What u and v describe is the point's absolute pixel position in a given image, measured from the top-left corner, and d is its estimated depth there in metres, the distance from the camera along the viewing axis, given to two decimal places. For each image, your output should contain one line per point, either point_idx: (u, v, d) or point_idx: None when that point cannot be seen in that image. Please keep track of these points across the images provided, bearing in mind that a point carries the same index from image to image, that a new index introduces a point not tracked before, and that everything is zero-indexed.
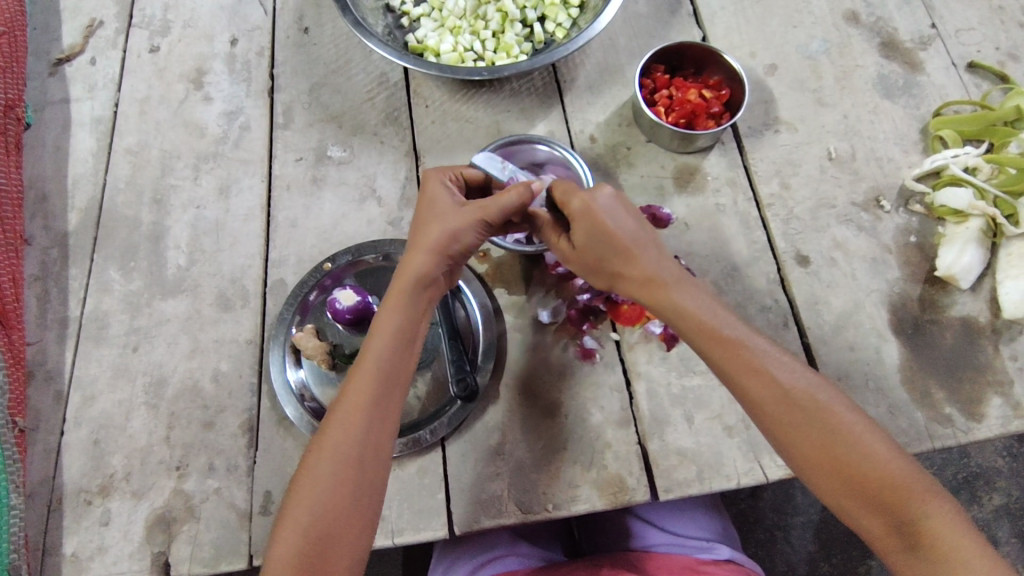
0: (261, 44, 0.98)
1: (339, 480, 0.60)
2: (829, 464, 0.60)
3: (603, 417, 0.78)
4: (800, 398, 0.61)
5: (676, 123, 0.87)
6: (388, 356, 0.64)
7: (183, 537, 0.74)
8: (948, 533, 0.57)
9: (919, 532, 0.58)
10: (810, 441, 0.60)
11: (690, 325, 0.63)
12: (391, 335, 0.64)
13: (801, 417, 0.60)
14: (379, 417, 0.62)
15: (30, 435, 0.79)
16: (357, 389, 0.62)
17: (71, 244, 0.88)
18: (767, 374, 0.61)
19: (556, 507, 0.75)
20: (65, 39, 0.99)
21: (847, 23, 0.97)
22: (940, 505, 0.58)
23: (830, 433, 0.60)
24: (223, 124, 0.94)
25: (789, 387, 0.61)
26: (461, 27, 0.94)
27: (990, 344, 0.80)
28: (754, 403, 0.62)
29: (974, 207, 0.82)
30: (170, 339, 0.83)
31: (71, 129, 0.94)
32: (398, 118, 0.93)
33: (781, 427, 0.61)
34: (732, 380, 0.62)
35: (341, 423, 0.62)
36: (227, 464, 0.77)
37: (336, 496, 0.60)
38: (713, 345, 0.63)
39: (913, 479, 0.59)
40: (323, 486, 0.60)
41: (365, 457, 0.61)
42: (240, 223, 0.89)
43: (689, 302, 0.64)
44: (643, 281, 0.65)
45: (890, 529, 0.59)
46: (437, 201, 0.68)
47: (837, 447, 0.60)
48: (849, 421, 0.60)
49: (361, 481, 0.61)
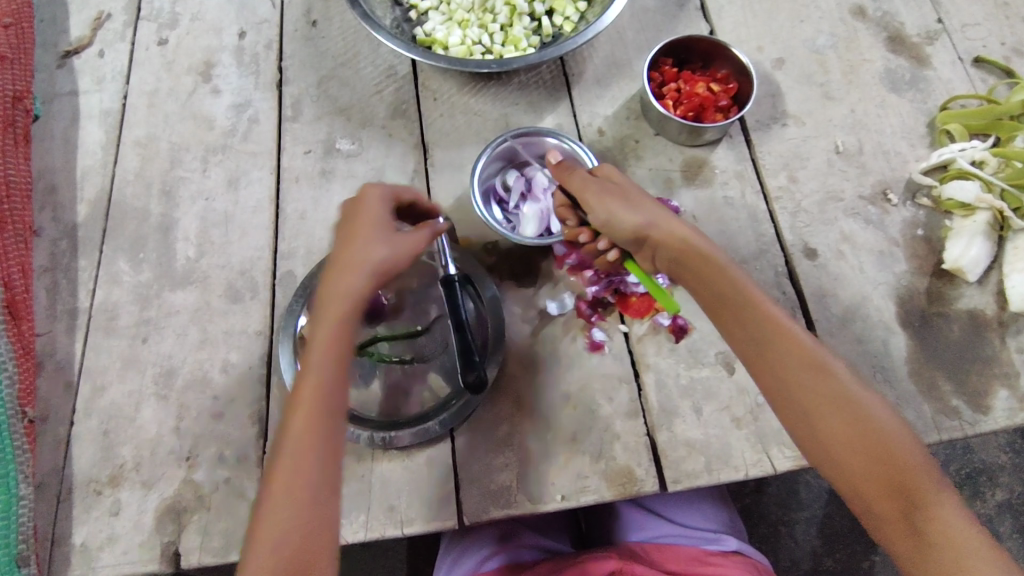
0: (269, 37, 0.98)
1: (293, 522, 0.56)
2: (852, 442, 0.60)
3: (612, 408, 0.79)
4: (831, 373, 0.61)
5: (685, 116, 0.87)
6: (328, 379, 0.59)
7: (192, 527, 0.74)
8: (954, 523, 0.57)
9: (928, 524, 0.57)
10: (831, 418, 0.60)
11: (717, 293, 0.65)
12: (331, 356, 0.60)
13: (817, 391, 0.61)
14: (325, 444, 0.58)
15: (40, 425, 0.79)
16: (298, 421, 0.58)
17: (80, 235, 0.88)
18: (797, 339, 0.63)
19: (565, 498, 0.75)
20: (74, 32, 0.99)
21: (854, 17, 0.98)
22: (949, 497, 0.58)
23: (852, 414, 0.60)
24: (232, 117, 0.94)
25: (821, 357, 0.62)
26: (469, 20, 0.94)
27: (996, 337, 0.81)
28: (782, 367, 0.62)
29: (982, 200, 0.83)
30: (180, 330, 0.83)
31: (80, 122, 0.94)
32: (406, 111, 0.93)
33: (807, 399, 0.61)
34: (761, 343, 0.63)
35: (289, 460, 0.57)
36: (236, 454, 0.77)
37: (296, 526, 0.56)
38: (731, 312, 0.65)
39: (924, 464, 0.59)
40: (281, 531, 0.55)
41: (322, 486, 0.57)
42: (248, 214, 0.89)
43: (731, 272, 0.65)
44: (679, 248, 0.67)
45: (901, 513, 0.58)
46: (365, 223, 0.65)
47: (857, 423, 0.60)
48: (872, 405, 0.61)
49: (316, 512, 0.56)
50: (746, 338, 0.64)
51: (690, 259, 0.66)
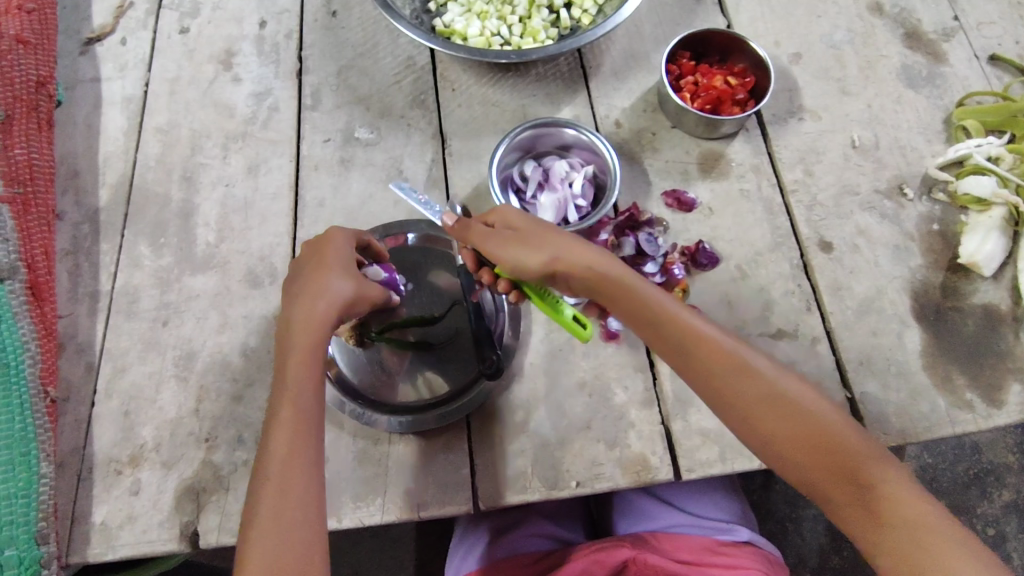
0: (289, 27, 0.99)
1: (285, 540, 0.56)
2: (793, 439, 0.60)
3: (627, 396, 0.79)
4: (755, 373, 0.62)
5: (702, 109, 0.88)
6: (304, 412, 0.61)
7: (211, 507, 0.75)
8: (907, 498, 0.58)
9: (881, 504, 0.58)
10: (768, 419, 0.61)
11: (640, 311, 0.65)
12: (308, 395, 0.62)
13: (751, 400, 0.62)
14: (309, 471, 0.59)
15: (61, 405, 0.80)
16: (280, 450, 0.59)
17: (102, 220, 0.89)
18: (718, 346, 0.63)
19: (580, 484, 0.76)
20: (97, 19, 1.00)
21: (871, 14, 0.98)
22: (895, 474, 0.59)
23: (790, 415, 0.61)
24: (252, 105, 0.95)
25: (745, 360, 0.63)
26: (488, 11, 0.95)
27: (1011, 332, 0.81)
28: (714, 379, 0.63)
29: (998, 195, 0.84)
30: (199, 314, 0.84)
31: (102, 108, 0.95)
32: (425, 101, 0.94)
33: (741, 404, 0.62)
34: (687, 356, 0.64)
35: (275, 486, 0.58)
36: (255, 436, 0.78)
37: (288, 539, 0.56)
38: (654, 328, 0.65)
39: (865, 445, 0.60)
40: (271, 553, 0.56)
41: (309, 496, 0.59)
42: (268, 201, 0.90)
43: (646, 288, 0.65)
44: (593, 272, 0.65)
45: (854, 499, 0.59)
46: (329, 258, 0.67)
47: (793, 419, 0.61)
48: (807, 403, 0.62)
49: (307, 523, 0.57)
50: (676, 353, 0.64)
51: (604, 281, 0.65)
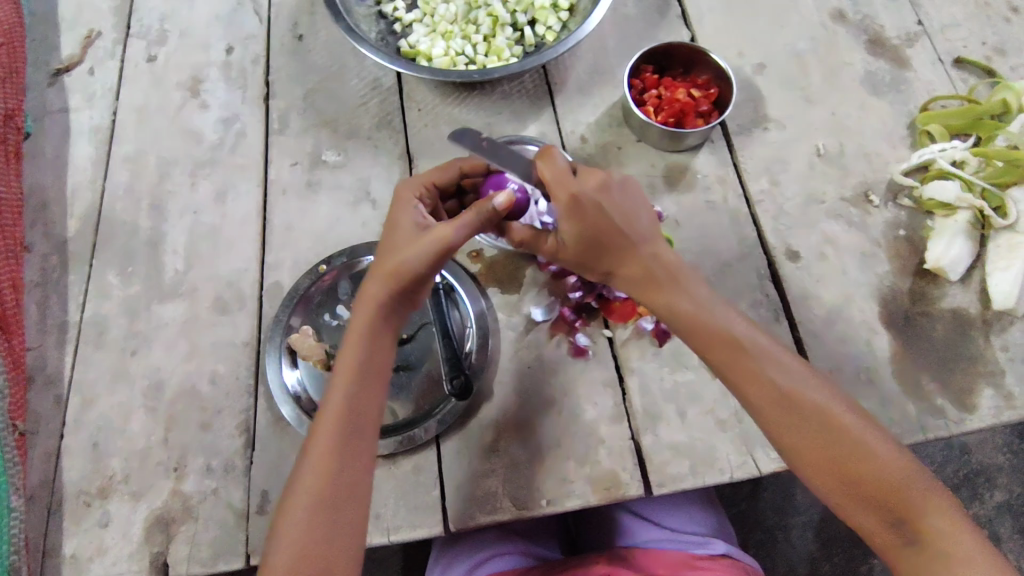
0: (256, 52, 1.00)
1: (315, 511, 0.60)
2: (834, 465, 0.62)
3: (596, 413, 0.79)
4: (802, 400, 0.63)
5: (666, 122, 0.88)
6: (353, 389, 0.64)
7: (181, 537, 0.75)
8: (948, 532, 0.59)
9: (919, 533, 0.60)
10: (811, 444, 0.63)
11: (690, 331, 0.66)
12: (354, 369, 0.65)
13: (799, 418, 0.63)
14: (347, 449, 0.63)
15: (31, 439, 0.80)
16: (325, 424, 0.63)
17: (71, 251, 0.89)
18: (768, 376, 0.64)
19: (551, 503, 0.75)
20: (65, 50, 1.01)
21: (834, 21, 0.98)
22: (940, 506, 0.60)
23: (831, 437, 0.62)
24: (219, 131, 0.95)
25: (792, 390, 0.64)
26: (452, 31, 0.96)
27: (981, 336, 0.81)
28: (756, 406, 0.64)
29: (962, 200, 0.83)
30: (168, 342, 0.84)
31: (70, 138, 0.96)
32: (391, 122, 0.95)
33: (789, 427, 0.63)
34: (731, 380, 0.65)
35: (315, 458, 0.62)
36: (224, 464, 0.78)
37: (320, 512, 0.60)
38: (710, 343, 0.65)
39: (911, 477, 0.61)
40: (299, 520, 0.60)
41: (342, 476, 0.62)
42: (236, 227, 0.90)
43: (691, 312, 0.66)
44: (643, 277, 0.66)
45: (888, 525, 0.61)
46: (398, 221, 0.68)
47: (837, 444, 0.62)
48: (849, 422, 0.63)
49: (340, 500, 0.61)
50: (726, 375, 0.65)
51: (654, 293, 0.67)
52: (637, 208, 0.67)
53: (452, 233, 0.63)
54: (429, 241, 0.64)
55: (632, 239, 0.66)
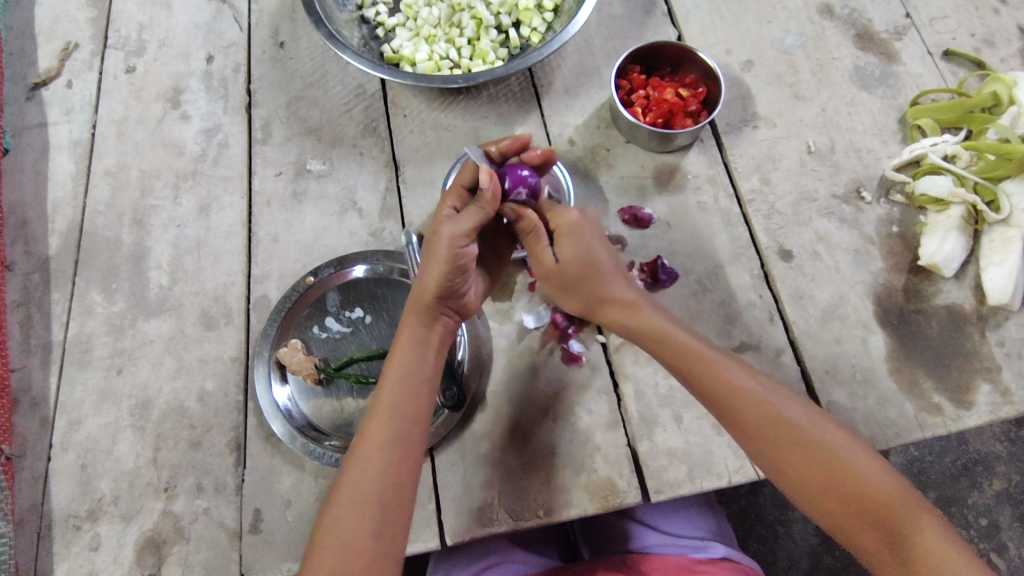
0: (236, 61, 0.98)
1: (360, 515, 0.62)
2: (821, 483, 0.63)
3: (591, 420, 0.78)
4: (787, 419, 0.65)
5: (654, 123, 0.87)
6: (402, 391, 0.67)
7: (173, 558, 0.74)
8: (944, 550, 0.59)
9: (916, 551, 0.60)
10: (796, 462, 0.64)
11: (672, 353, 0.69)
12: (403, 373, 0.68)
13: (785, 438, 0.65)
14: (398, 451, 0.65)
15: (17, 462, 0.79)
16: (375, 427, 0.66)
17: (53, 268, 0.88)
18: (751, 396, 0.66)
19: (547, 513, 0.74)
20: (42, 63, 0.99)
21: (821, 16, 0.98)
22: (933, 524, 0.61)
23: (822, 455, 0.64)
24: (201, 142, 0.94)
25: (774, 408, 0.66)
26: (436, 35, 0.94)
27: (976, 332, 0.80)
28: (743, 426, 0.66)
29: (955, 195, 0.82)
30: (154, 360, 0.83)
31: (49, 153, 0.94)
32: (376, 129, 0.93)
33: (774, 446, 0.65)
34: (716, 400, 0.67)
35: (362, 460, 0.65)
36: (214, 483, 0.76)
37: (363, 516, 0.62)
38: (694, 366, 0.68)
39: (900, 494, 0.62)
40: (344, 524, 0.62)
41: (388, 480, 0.64)
42: (221, 240, 0.88)
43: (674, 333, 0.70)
44: (624, 303, 0.71)
45: (885, 545, 0.61)
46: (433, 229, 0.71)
47: (824, 460, 0.64)
48: (837, 441, 0.65)
49: (389, 500, 0.64)
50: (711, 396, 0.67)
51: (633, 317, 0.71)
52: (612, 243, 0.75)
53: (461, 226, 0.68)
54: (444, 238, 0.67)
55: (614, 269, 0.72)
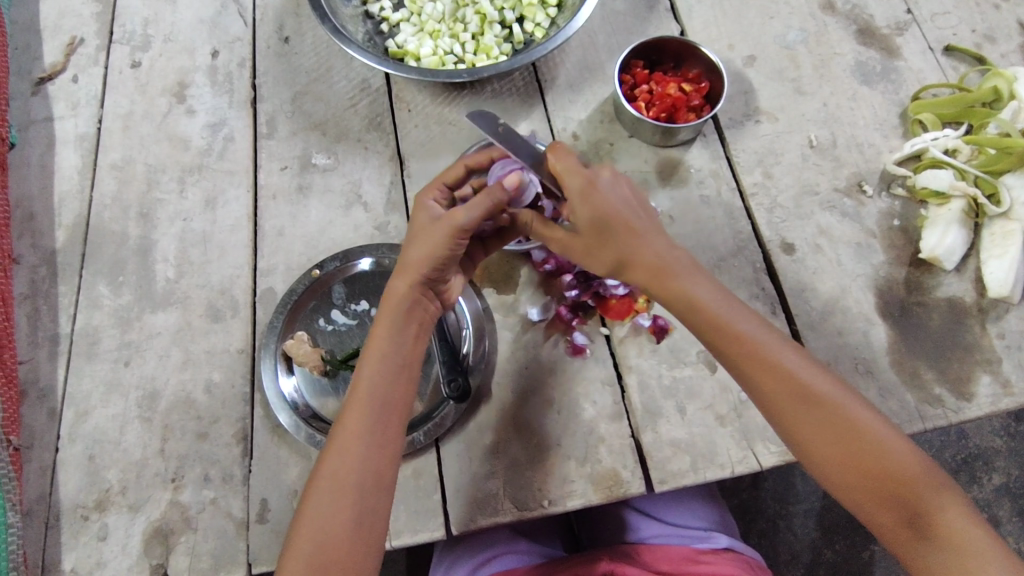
0: (241, 55, 0.99)
1: (338, 504, 0.64)
2: (845, 460, 0.63)
3: (595, 411, 0.79)
4: (816, 392, 0.64)
5: (657, 117, 0.88)
6: (379, 381, 0.67)
7: (180, 548, 0.74)
8: (961, 527, 0.60)
9: (932, 526, 0.61)
10: (822, 434, 0.64)
11: (703, 322, 0.66)
12: (380, 363, 0.68)
13: (814, 413, 0.64)
14: (376, 441, 0.66)
15: (25, 453, 0.79)
16: (352, 417, 0.66)
17: (59, 262, 0.88)
18: (784, 368, 0.65)
19: (552, 503, 0.75)
20: (47, 58, 0.99)
21: (823, 12, 0.98)
22: (952, 502, 0.62)
23: (847, 432, 0.63)
24: (207, 136, 0.94)
25: (805, 381, 0.64)
26: (440, 30, 0.95)
27: (977, 324, 0.81)
28: (773, 399, 0.65)
29: (955, 188, 0.83)
30: (161, 352, 0.83)
31: (56, 147, 0.94)
32: (381, 124, 0.94)
33: (803, 419, 0.64)
34: (746, 373, 0.66)
35: (341, 449, 0.65)
36: (222, 474, 0.77)
37: (340, 505, 0.64)
38: (724, 340, 0.66)
39: (924, 474, 0.62)
40: (323, 512, 0.63)
41: (365, 470, 0.65)
42: (226, 233, 0.89)
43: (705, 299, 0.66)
44: (654, 265, 0.66)
45: (902, 521, 0.62)
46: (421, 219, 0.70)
47: (852, 436, 0.63)
48: (869, 420, 0.64)
49: (366, 490, 0.65)
50: (743, 366, 0.66)
51: (663, 279, 0.66)
52: (638, 200, 0.68)
53: (464, 216, 0.65)
54: (444, 232, 0.66)
55: (642, 227, 0.67)
